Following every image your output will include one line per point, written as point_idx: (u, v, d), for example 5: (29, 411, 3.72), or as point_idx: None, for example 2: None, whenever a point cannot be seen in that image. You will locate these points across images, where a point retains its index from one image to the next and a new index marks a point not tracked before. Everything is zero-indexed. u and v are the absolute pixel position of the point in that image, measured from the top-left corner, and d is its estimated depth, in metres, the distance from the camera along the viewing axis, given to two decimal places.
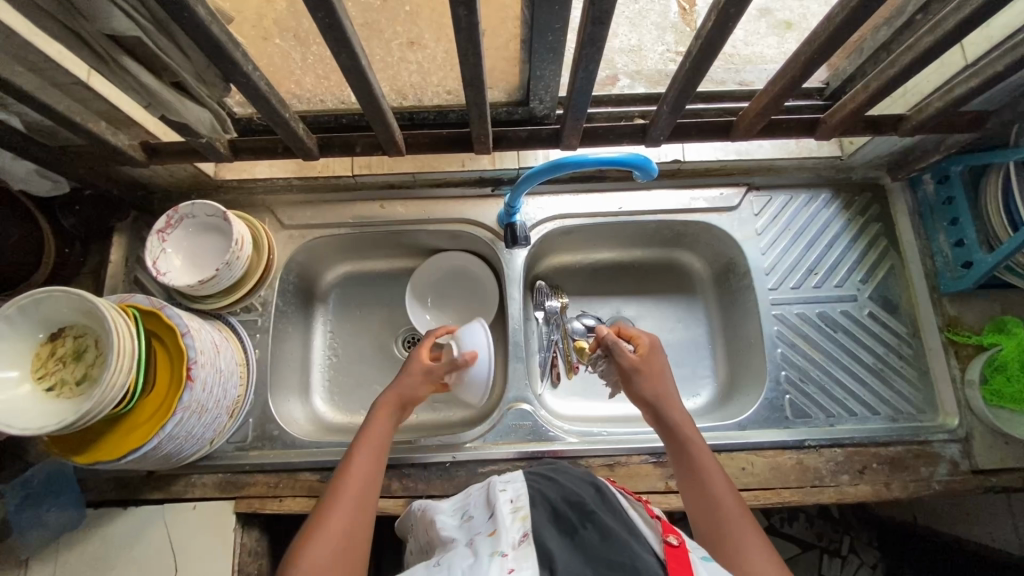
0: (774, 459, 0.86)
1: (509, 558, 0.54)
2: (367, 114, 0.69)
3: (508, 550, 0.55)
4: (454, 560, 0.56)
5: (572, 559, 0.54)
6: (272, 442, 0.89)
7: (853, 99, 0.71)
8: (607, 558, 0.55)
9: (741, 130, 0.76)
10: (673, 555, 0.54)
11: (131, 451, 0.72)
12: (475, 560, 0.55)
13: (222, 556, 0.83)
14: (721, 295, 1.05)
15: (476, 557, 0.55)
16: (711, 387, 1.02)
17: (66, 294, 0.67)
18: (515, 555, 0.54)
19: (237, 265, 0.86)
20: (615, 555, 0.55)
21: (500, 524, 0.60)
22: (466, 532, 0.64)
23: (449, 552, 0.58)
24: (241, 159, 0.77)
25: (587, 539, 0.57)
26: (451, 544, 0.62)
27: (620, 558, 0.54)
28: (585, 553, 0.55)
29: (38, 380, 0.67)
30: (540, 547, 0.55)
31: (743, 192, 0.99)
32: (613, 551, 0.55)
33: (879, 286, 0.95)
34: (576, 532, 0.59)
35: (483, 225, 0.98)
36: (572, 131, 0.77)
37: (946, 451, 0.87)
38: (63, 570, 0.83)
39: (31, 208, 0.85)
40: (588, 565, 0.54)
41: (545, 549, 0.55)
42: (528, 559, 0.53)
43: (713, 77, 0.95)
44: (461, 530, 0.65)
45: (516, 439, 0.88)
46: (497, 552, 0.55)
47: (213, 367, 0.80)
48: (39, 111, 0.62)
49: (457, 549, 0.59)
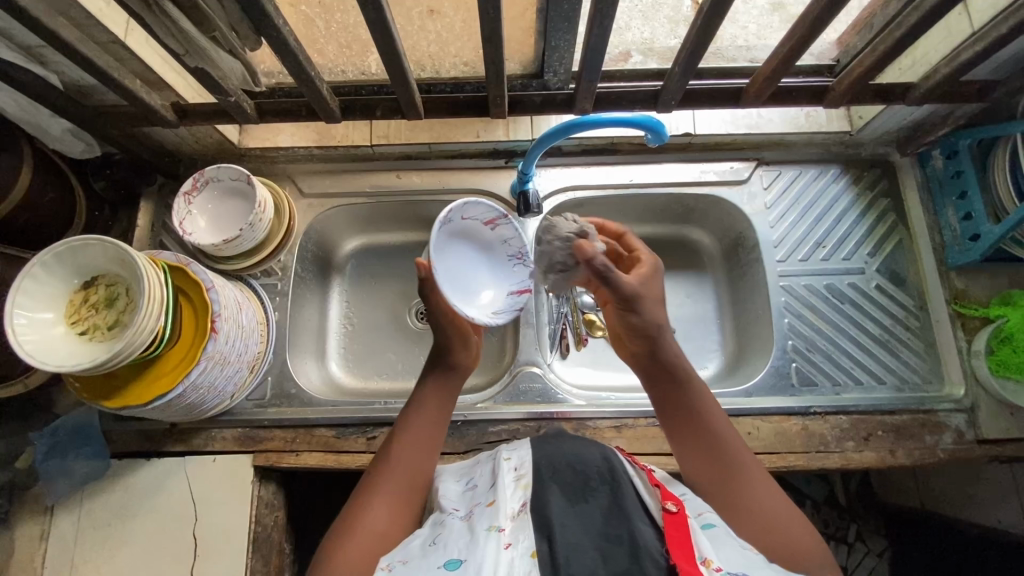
0: (779, 424, 0.88)
1: (506, 533, 0.53)
2: (390, 72, 0.72)
3: (505, 525, 0.54)
4: (449, 538, 0.54)
5: (570, 528, 0.53)
6: (290, 400, 0.92)
7: (860, 65, 0.74)
8: (603, 530, 0.53)
9: (751, 95, 0.80)
10: (671, 523, 0.52)
11: (157, 397, 0.75)
12: (472, 534, 0.53)
13: (240, 506, 0.86)
14: (730, 270, 1.07)
15: (472, 531, 0.54)
16: (719, 360, 1.03)
17: (101, 243, 0.70)
18: (510, 531, 0.53)
19: (260, 227, 0.89)
20: (612, 528, 0.53)
21: (498, 493, 0.59)
22: (466, 501, 0.63)
23: (446, 527, 0.57)
24: (267, 121, 0.81)
25: (587, 511, 0.56)
26: (449, 514, 0.60)
27: (618, 533, 0.52)
28: (583, 525, 0.54)
29: (72, 325, 0.70)
30: (537, 517, 0.55)
31: (753, 166, 1.00)
32: (611, 524, 0.54)
33: (886, 259, 0.97)
34: (577, 502, 0.57)
35: (497, 196, 1.00)
36: (587, 94, 0.80)
37: (951, 420, 0.88)
38: (87, 516, 0.86)
39: (65, 169, 0.89)
40: (584, 536, 0.52)
41: (542, 521, 0.54)
42: (523, 534, 0.53)
43: (724, 55, 0.94)
44: (461, 498, 0.64)
45: (527, 401, 0.91)
46: (494, 527, 0.54)
47: (235, 322, 0.83)
48: (81, 64, 0.65)
49: (456, 520, 0.58)
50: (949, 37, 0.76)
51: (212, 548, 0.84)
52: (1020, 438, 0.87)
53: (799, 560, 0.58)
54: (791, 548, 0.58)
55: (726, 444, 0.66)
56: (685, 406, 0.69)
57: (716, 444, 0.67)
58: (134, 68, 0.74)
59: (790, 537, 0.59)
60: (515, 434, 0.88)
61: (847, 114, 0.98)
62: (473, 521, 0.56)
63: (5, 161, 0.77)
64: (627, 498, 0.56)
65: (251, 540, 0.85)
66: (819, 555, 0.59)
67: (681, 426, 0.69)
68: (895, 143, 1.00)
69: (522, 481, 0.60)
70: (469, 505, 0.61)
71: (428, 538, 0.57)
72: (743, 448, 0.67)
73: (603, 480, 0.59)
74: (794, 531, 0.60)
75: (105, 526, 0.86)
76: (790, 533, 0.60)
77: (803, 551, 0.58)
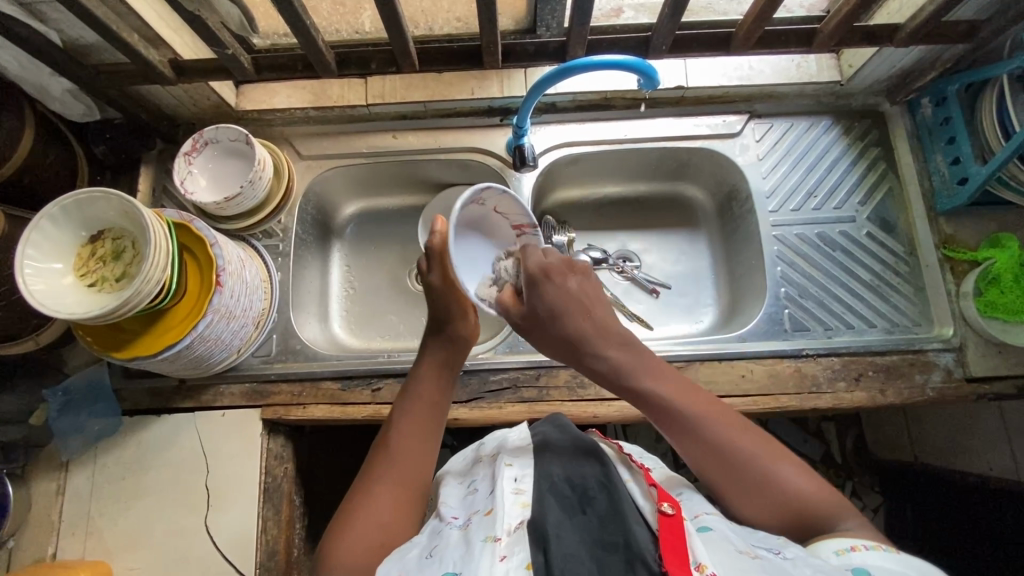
0: (772, 366, 0.90)
1: (502, 544, 0.53)
2: (385, 21, 0.74)
3: (501, 535, 0.53)
4: (447, 551, 0.55)
5: (565, 539, 0.51)
6: (295, 355, 0.94)
7: (847, 5, 0.76)
8: (599, 539, 0.52)
9: (740, 39, 0.81)
10: (666, 526, 0.50)
11: (166, 348, 0.77)
12: (468, 545, 0.54)
13: (249, 458, 0.88)
14: (723, 224, 1.08)
15: (469, 542, 0.55)
16: (714, 312, 1.06)
17: (107, 197, 0.72)
18: (506, 542, 0.53)
19: (260, 185, 0.90)
20: (608, 535, 0.52)
21: (498, 501, 0.59)
22: (465, 508, 0.63)
23: (443, 539, 0.58)
24: (263, 76, 0.82)
25: (584, 521, 0.54)
26: (450, 520, 0.61)
27: (613, 538, 0.52)
28: (579, 536, 0.52)
29: (81, 276, 0.72)
30: (533, 530, 0.53)
31: (745, 119, 1.01)
32: (607, 530, 0.53)
33: (877, 207, 0.98)
34: (575, 513, 0.56)
35: (492, 154, 1.01)
36: (579, 41, 0.80)
37: (940, 359, 0.90)
38: (101, 472, 0.88)
39: (64, 131, 0.89)
40: (580, 546, 0.51)
41: (539, 533, 0.52)
42: (519, 546, 0.52)
43: (715, 9, 0.95)
44: (461, 504, 0.64)
45: (526, 351, 0.92)
46: (490, 537, 0.54)
47: (239, 278, 0.84)
48: (80, 14, 0.67)
49: (453, 530, 0.58)
50: None
51: (224, 498, 0.87)
52: (1007, 375, 0.89)
53: (807, 512, 0.58)
54: (796, 505, 0.58)
55: (718, 422, 0.63)
56: (663, 406, 0.64)
57: (704, 429, 0.62)
58: (132, 23, 0.75)
59: (799, 493, 0.59)
60: (515, 382, 0.90)
61: (838, 63, 0.99)
62: (471, 532, 0.56)
63: (6, 120, 0.78)
64: (623, 500, 0.56)
65: (261, 491, 0.87)
66: (824, 500, 0.58)
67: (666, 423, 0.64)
68: (884, 93, 1.01)
69: (522, 494, 0.59)
70: (468, 512, 0.61)
71: (425, 550, 0.57)
72: (732, 418, 0.64)
73: (600, 489, 0.59)
74: (802, 486, 0.59)
75: (119, 480, 0.88)
76: (798, 488, 0.59)
77: (812, 503, 0.58)
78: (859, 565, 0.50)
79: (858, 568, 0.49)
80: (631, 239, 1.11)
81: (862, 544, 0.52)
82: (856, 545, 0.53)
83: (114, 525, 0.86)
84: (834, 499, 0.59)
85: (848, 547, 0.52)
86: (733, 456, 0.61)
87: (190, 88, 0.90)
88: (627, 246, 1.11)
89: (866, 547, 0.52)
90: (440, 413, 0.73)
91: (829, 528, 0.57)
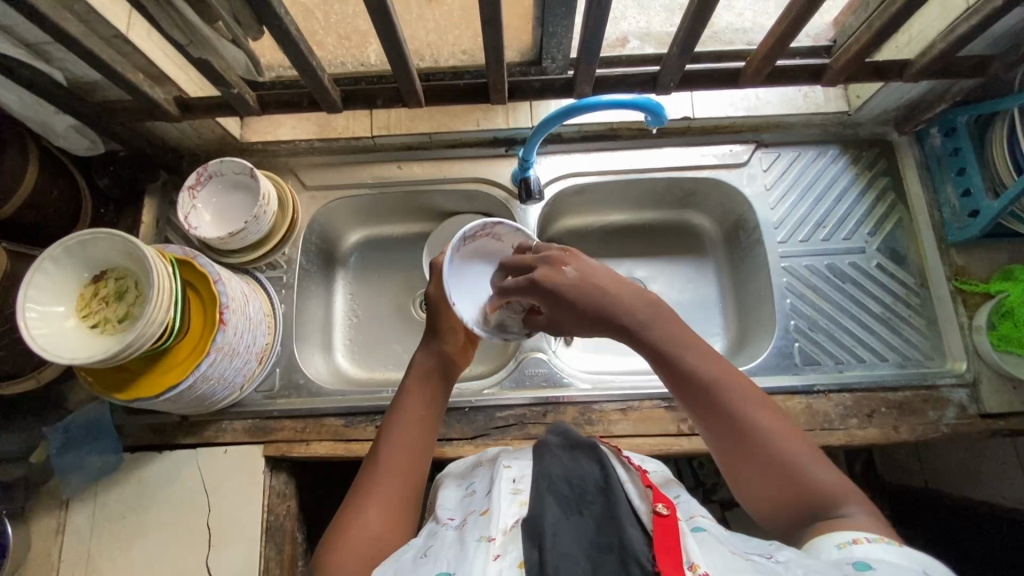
0: (783, 403, 0.89)
1: (496, 544, 0.51)
2: (392, 62, 0.73)
3: (496, 535, 0.53)
4: (442, 550, 0.54)
5: (561, 540, 0.49)
6: (298, 390, 0.93)
7: (857, 42, 0.76)
8: (595, 540, 0.49)
9: (749, 74, 0.81)
10: (660, 526, 0.48)
11: (168, 388, 0.75)
12: (462, 546, 0.53)
13: (252, 496, 0.87)
14: (730, 252, 1.07)
15: (463, 543, 0.53)
16: (722, 342, 1.04)
17: (111, 237, 0.71)
18: (500, 541, 0.52)
19: (265, 220, 0.90)
20: (604, 536, 0.50)
21: (494, 502, 0.57)
22: (462, 509, 0.61)
23: (438, 540, 0.56)
24: (268, 112, 0.82)
25: (580, 522, 0.52)
26: (447, 522, 0.59)
27: (608, 539, 0.49)
28: (575, 535, 0.50)
29: (83, 318, 0.71)
30: (528, 528, 0.52)
31: (752, 148, 1.01)
32: (603, 532, 0.50)
33: (887, 238, 0.97)
34: (571, 512, 0.53)
35: (497, 184, 1.01)
36: (587, 78, 0.80)
37: (954, 395, 0.88)
38: (101, 510, 0.87)
39: (68, 166, 0.89)
40: (576, 546, 0.49)
41: (534, 532, 0.51)
42: (512, 544, 0.51)
43: (721, 39, 0.94)
44: (458, 506, 0.63)
45: (532, 385, 0.91)
46: (484, 537, 0.53)
47: (243, 314, 0.83)
48: (84, 57, 0.66)
49: (449, 530, 0.57)
50: (946, 12, 0.77)
51: (226, 538, 0.85)
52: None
53: (817, 496, 0.56)
54: (806, 489, 0.57)
55: (736, 398, 0.61)
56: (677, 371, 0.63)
57: (721, 398, 0.62)
58: (137, 62, 0.75)
59: (804, 478, 0.57)
60: (522, 418, 0.89)
61: (845, 93, 0.99)
62: (465, 532, 0.55)
63: (11, 158, 0.78)
64: (620, 501, 0.53)
65: (263, 529, 0.86)
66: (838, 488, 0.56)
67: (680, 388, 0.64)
68: (893, 123, 1.01)
69: (520, 495, 0.58)
70: (464, 513, 0.60)
71: (420, 550, 0.56)
72: (755, 395, 0.62)
73: (598, 490, 0.56)
74: (811, 471, 0.57)
75: (119, 519, 0.87)
76: (806, 474, 0.57)
77: (817, 490, 0.56)
78: (859, 557, 0.47)
79: (859, 560, 0.47)
80: (636, 267, 1.10)
81: (864, 537, 0.50)
82: (859, 538, 0.50)
83: (113, 566, 0.85)
84: (851, 489, 0.57)
85: (850, 540, 0.50)
86: (749, 432, 0.60)
87: (196, 123, 0.90)
88: (633, 274, 1.10)
89: (869, 540, 0.50)
90: (431, 428, 0.71)
91: (835, 510, 0.55)
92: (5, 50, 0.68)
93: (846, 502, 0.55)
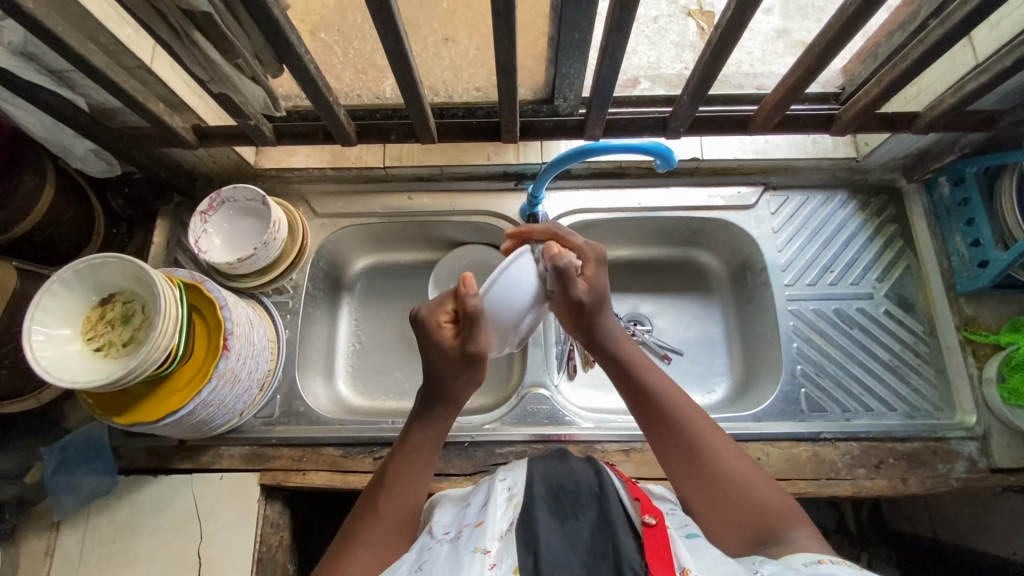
0: (788, 450, 0.87)
1: (492, 555, 0.50)
2: (407, 99, 0.75)
3: (492, 546, 0.51)
4: (437, 561, 0.51)
5: (556, 545, 0.49)
6: (297, 417, 0.93)
7: (866, 96, 0.77)
8: (590, 546, 0.49)
9: (759, 122, 0.82)
10: (650, 536, 0.49)
11: (167, 414, 0.75)
12: (457, 557, 0.51)
13: (246, 524, 0.85)
14: (737, 292, 1.07)
15: (458, 555, 0.51)
16: (728, 383, 1.03)
17: (121, 261, 0.72)
18: (497, 552, 0.50)
19: (274, 246, 0.90)
20: (599, 543, 0.50)
21: (488, 514, 0.56)
22: (457, 523, 0.60)
23: (433, 553, 0.54)
24: (284, 143, 0.84)
25: (575, 528, 0.52)
26: (440, 536, 0.58)
27: (603, 548, 0.49)
28: (569, 543, 0.50)
29: (87, 340, 0.72)
30: (524, 534, 0.51)
31: (760, 190, 1.01)
32: (598, 540, 0.50)
33: (895, 285, 0.97)
34: (566, 519, 0.53)
35: (506, 217, 1.01)
36: (597, 121, 0.81)
37: (964, 449, 0.87)
38: (91, 535, 0.86)
39: (84, 187, 0.91)
40: (571, 554, 0.48)
41: (529, 537, 0.50)
42: (509, 552, 0.49)
43: (732, 83, 0.94)
44: (453, 521, 0.61)
45: (534, 422, 0.90)
46: (479, 548, 0.51)
47: (247, 339, 0.83)
48: (108, 88, 0.68)
49: (444, 544, 0.55)
50: (955, 67, 0.79)
51: (215, 567, 0.83)
52: None
53: (770, 523, 0.56)
54: (763, 514, 0.57)
55: (692, 421, 0.64)
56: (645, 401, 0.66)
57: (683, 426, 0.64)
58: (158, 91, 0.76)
59: (760, 505, 0.58)
60: (522, 456, 0.87)
61: (854, 140, 1.00)
62: (460, 544, 0.53)
63: (28, 179, 0.80)
64: (614, 511, 0.53)
65: (254, 560, 0.84)
66: (790, 515, 0.57)
67: (647, 417, 0.66)
68: (901, 170, 1.01)
69: (514, 498, 0.57)
70: (459, 527, 0.58)
71: (415, 564, 0.53)
72: (701, 417, 0.66)
73: (593, 497, 0.55)
74: (764, 498, 0.58)
75: (109, 543, 0.85)
76: (760, 498, 0.58)
77: (773, 513, 0.57)
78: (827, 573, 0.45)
79: None
80: (642, 302, 1.09)
81: (830, 558, 0.48)
82: (823, 558, 0.48)
83: None
84: (803, 516, 0.57)
85: (817, 560, 0.48)
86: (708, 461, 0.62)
87: (212, 150, 0.92)
88: (639, 309, 1.09)
89: (832, 560, 0.48)
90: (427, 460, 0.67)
91: (784, 536, 0.54)
92: (29, 76, 0.70)
93: (794, 528, 0.55)
